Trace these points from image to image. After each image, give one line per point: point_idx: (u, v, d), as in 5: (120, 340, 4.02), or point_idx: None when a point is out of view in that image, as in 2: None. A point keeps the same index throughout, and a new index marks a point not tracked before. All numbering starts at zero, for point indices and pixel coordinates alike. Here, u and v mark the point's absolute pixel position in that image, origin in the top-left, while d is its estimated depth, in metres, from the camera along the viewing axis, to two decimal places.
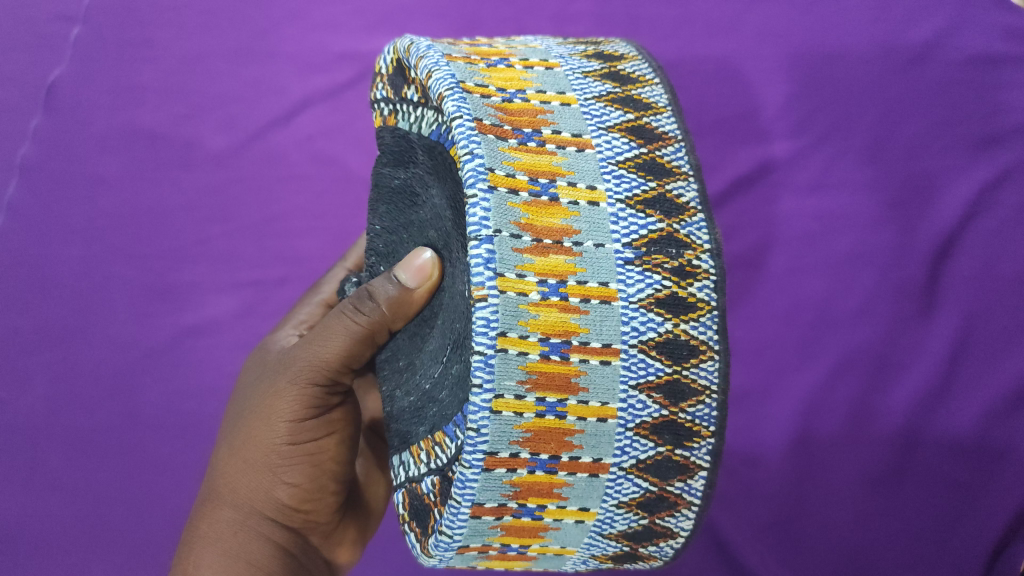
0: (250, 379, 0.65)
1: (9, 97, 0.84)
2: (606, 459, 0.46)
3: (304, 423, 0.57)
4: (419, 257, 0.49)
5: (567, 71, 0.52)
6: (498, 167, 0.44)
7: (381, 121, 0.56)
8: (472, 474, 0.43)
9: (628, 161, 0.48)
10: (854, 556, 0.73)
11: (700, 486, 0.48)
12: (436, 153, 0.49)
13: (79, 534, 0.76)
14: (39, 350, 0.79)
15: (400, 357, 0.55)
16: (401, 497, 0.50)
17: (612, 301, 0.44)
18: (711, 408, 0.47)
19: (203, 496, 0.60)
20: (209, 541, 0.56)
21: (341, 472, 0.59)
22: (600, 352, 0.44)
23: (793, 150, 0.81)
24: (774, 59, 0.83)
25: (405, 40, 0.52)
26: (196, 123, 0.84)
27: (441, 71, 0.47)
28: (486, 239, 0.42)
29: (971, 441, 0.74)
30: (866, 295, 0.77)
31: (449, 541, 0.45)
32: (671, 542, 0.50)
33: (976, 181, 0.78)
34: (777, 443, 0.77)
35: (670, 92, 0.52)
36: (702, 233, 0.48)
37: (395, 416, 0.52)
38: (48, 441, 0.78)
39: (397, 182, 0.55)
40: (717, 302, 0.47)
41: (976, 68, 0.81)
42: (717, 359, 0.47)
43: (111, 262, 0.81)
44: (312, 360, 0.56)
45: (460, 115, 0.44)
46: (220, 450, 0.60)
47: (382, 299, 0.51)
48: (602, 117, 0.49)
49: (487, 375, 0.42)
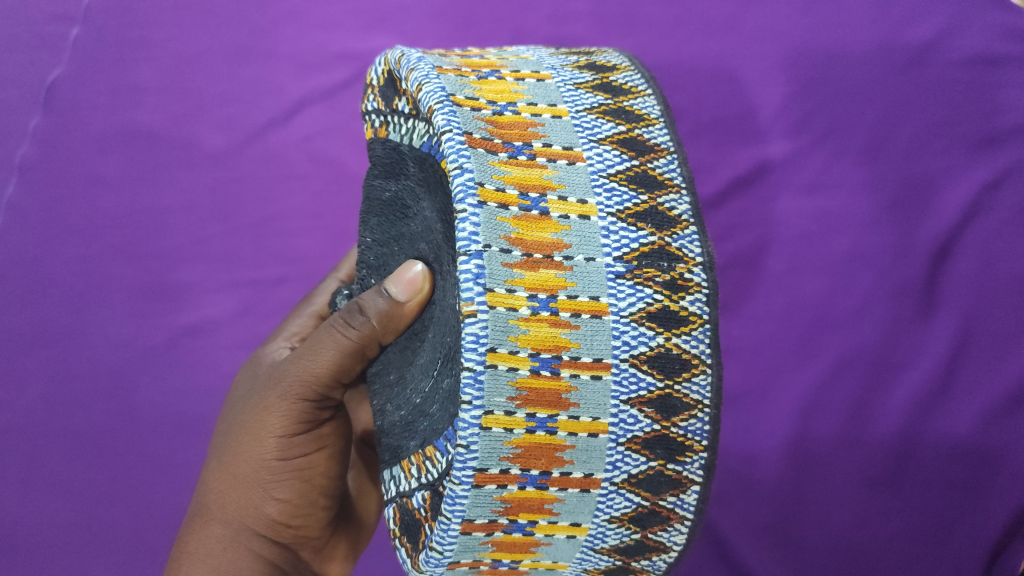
0: (241, 392, 0.65)
1: (9, 97, 0.84)
2: (597, 474, 0.45)
3: (293, 438, 0.57)
4: (410, 270, 0.49)
5: (558, 83, 0.51)
6: (487, 181, 0.43)
7: (373, 133, 0.55)
8: (462, 490, 0.42)
9: (620, 173, 0.48)
10: (853, 557, 0.73)
11: (693, 501, 0.48)
12: (427, 165, 0.49)
13: (78, 534, 0.76)
14: (37, 351, 0.79)
15: (391, 370, 0.54)
16: (392, 511, 0.50)
17: (603, 315, 0.44)
18: (703, 422, 0.47)
19: (193, 511, 0.60)
20: (198, 557, 0.56)
21: (332, 486, 0.59)
22: (592, 367, 0.44)
23: (792, 150, 0.81)
24: (773, 59, 0.83)
25: (396, 52, 0.52)
26: (193, 124, 0.84)
27: (431, 83, 0.46)
28: (476, 254, 0.42)
29: (969, 442, 0.73)
30: (865, 295, 0.77)
31: (439, 557, 0.45)
32: (664, 556, 0.50)
33: (975, 182, 0.78)
34: (775, 444, 0.76)
35: (662, 103, 0.52)
36: (695, 245, 0.47)
37: (385, 429, 0.52)
38: (46, 441, 0.78)
39: (388, 195, 0.55)
40: (709, 315, 0.46)
41: (974, 68, 0.81)
42: (710, 372, 0.46)
43: (109, 263, 0.81)
44: (302, 375, 0.55)
45: (450, 129, 0.44)
46: (211, 465, 0.60)
47: (372, 313, 0.51)
48: (593, 129, 0.49)
49: (476, 392, 0.41)
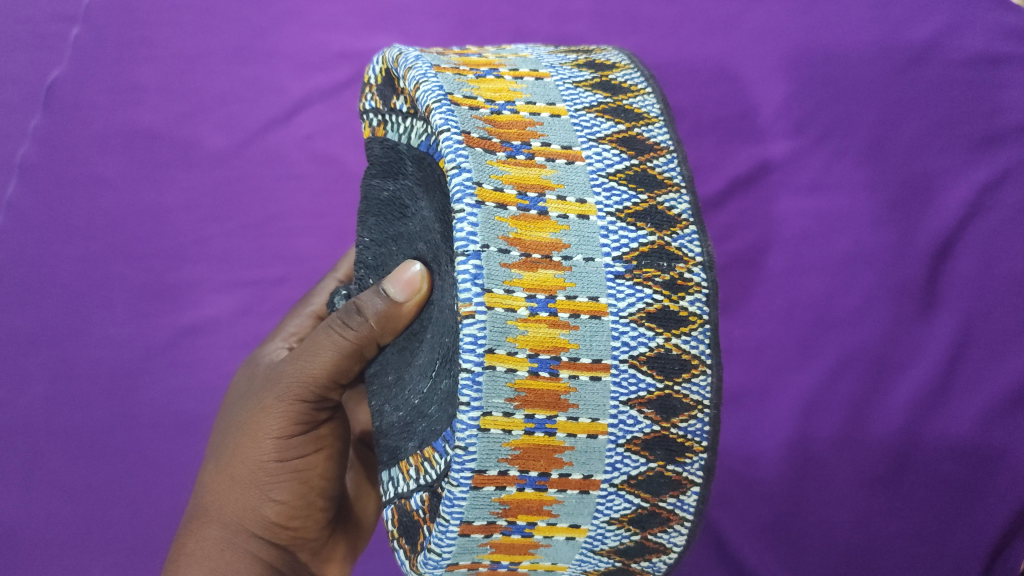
0: (239, 393, 0.65)
1: (9, 97, 0.83)
2: (596, 476, 0.45)
3: (290, 439, 0.56)
4: (408, 270, 0.49)
5: (557, 82, 0.51)
6: (486, 180, 0.43)
7: (371, 132, 0.55)
8: (460, 492, 0.42)
9: (619, 173, 0.47)
10: (854, 557, 0.72)
11: (692, 502, 0.47)
12: (426, 164, 0.48)
13: (78, 534, 0.76)
14: (37, 351, 0.78)
15: (389, 371, 0.54)
16: (390, 513, 0.50)
17: (602, 316, 0.44)
18: (703, 422, 0.46)
19: (190, 512, 0.60)
20: (195, 559, 0.56)
21: (330, 488, 0.59)
22: (591, 368, 0.44)
23: (793, 149, 0.80)
24: (776, 57, 0.83)
25: (394, 50, 0.51)
26: (194, 124, 0.84)
27: (429, 82, 0.46)
28: (474, 254, 0.41)
29: (971, 442, 0.73)
30: (866, 294, 0.77)
31: (438, 559, 0.45)
32: (664, 557, 0.50)
33: (977, 181, 0.78)
34: (775, 444, 0.76)
35: (662, 101, 0.51)
36: (695, 245, 0.47)
37: (384, 430, 0.51)
38: (47, 442, 0.77)
39: (386, 194, 0.54)
40: (709, 315, 0.46)
41: (977, 67, 0.81)
42: (710, 372, 0.46)
43: (109, 263, 0.81)
44: (299, 376, 0.55)
45: (448, 128, 0.44)
46: (208, 467, 0.59)
47: (370, 313, 0.51)
48: (592, 128, 0.48)
49: (474, 393, 0.41)
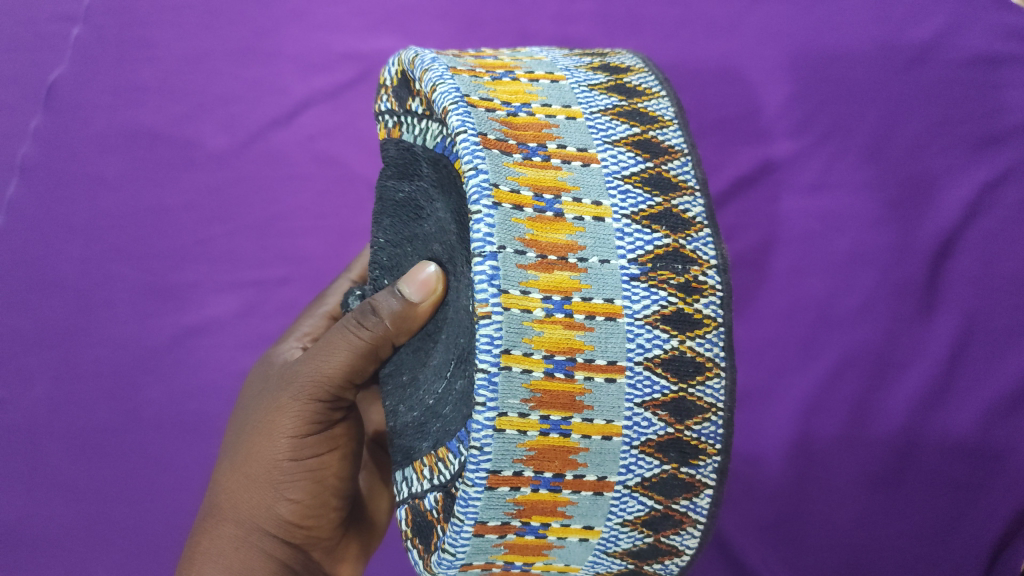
0: (253, 391, 0.65)
1: (9, 97, 0.84)
2: (610, 477, 0.45)
3: (305, 439, 0.57)
4: (424, 271, 0.49)
5: (573, 85, 0.51)
6: (502, 182, 0.43)
7: (386, 133, 0.55)
8: (475, 492, 0.42)
9: (634, 175, 0.47)
10: (854, 556, 0.72)
11: (706, 504, 0.48)
12: (441, 165, 0.49)
13: (80, 531, 0.77)
14: (37, 350, 0.79)
15: (403, 371, 0.54)
16: (403, 512, 0.50)
17: (617, 318, 0.44)
18: (717, 425, 0.46)
19: (204, 511, 0.60)
20: (210, 556, 0.56)
21: (343, 487, 0.60)
22: (605, 370, 0.44)
23: (794, 151, 0.81)
24: (777, 60, 0.83)
25: (410, 52, 0.52)
26: (196, 124, 0.84)
27: (445, 84, 0.46)
28: (490, 255, 0.41)
29: (971, 441, 0.73)
30: (867, 295, 0.77)
31: (452, 559, 0.45)
32: (677, 559, 0.50)
33: (978, 181, 0.77)
34: (776, 444, 0.76)
35: (677, 105, 0.51)
36: (709, 248, 0.47)
37: (397, 430, 0.52)
38: (47, 441, 0.78)
39: (401, 195, 0.55)
40: (723, 318, 0.46)
41: (978, 68, 0.80)
42: (724, 376, 0.46)
43: (111, 262, 0.81)
44: (314, 376, 0.55)
45: (465, 129, 0.44)
46: (222, 466, 0.60)
47: (385, 313, 0.51)
48: (607, 130, 0.49)
49: (490, 394, 0.41)
